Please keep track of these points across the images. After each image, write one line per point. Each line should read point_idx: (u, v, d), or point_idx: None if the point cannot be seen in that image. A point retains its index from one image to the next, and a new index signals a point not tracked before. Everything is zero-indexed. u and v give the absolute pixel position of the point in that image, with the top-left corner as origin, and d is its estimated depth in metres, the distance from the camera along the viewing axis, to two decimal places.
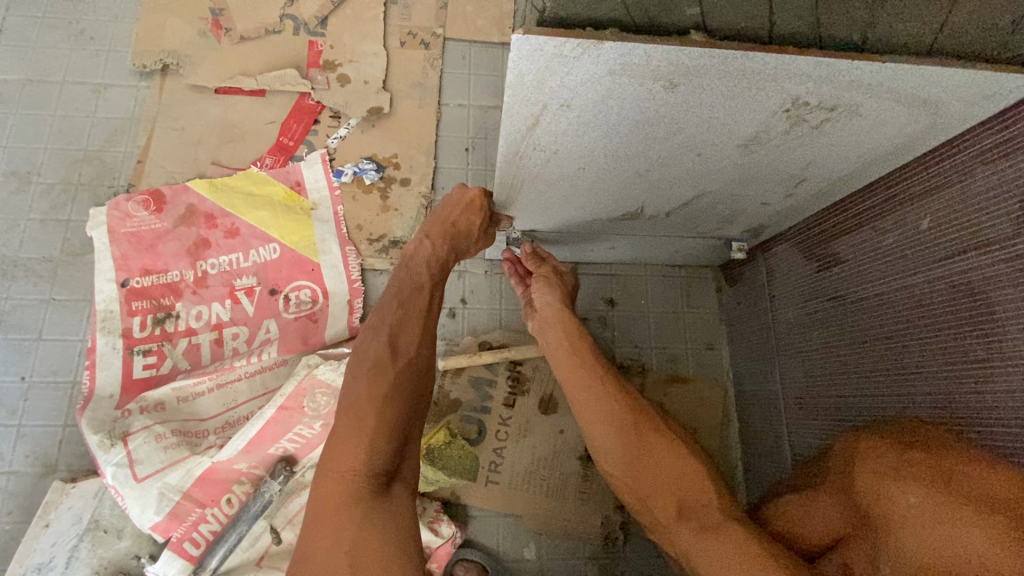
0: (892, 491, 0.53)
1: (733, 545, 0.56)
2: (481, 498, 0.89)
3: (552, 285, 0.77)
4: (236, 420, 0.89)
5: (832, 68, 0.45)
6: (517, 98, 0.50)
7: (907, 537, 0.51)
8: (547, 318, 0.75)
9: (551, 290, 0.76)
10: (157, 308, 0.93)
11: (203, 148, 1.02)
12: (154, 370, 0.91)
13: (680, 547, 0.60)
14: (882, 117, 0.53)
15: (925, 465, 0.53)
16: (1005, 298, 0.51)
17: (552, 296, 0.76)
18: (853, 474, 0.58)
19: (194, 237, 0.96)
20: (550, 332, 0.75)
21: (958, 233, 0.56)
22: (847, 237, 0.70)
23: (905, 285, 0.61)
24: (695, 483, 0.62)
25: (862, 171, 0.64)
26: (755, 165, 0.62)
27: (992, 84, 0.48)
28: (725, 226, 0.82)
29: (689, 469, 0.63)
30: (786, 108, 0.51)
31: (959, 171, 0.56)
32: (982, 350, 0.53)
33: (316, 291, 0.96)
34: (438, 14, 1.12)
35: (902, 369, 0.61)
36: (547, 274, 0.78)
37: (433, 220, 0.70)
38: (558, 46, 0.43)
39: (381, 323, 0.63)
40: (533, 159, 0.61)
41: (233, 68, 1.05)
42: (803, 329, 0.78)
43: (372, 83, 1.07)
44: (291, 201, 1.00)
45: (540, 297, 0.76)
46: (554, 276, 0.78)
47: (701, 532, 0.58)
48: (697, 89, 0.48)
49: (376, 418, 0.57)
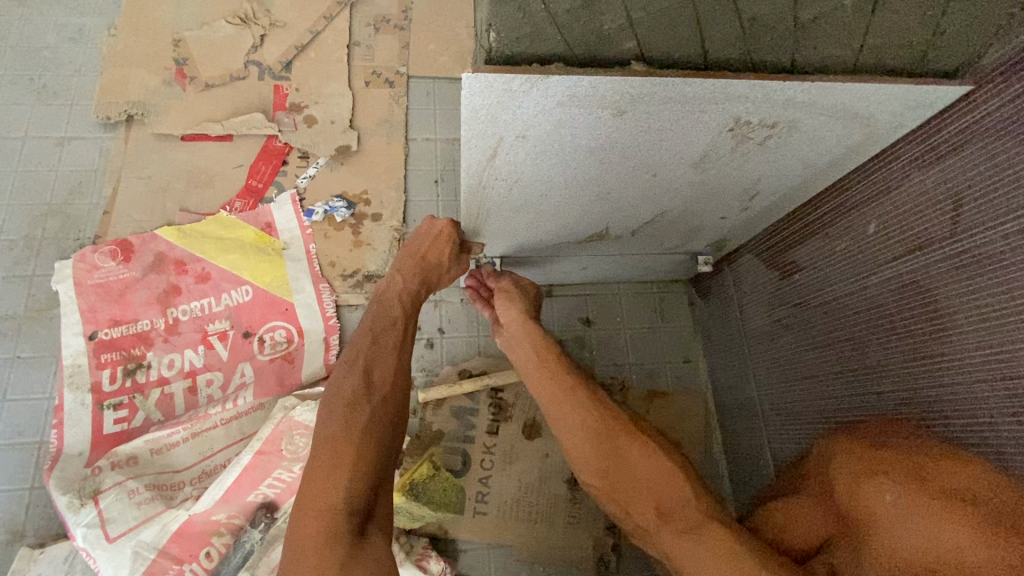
0: (869, 491, 0.55)
1: (714, 543, 0.56)
2: (469, 531, 0.88)
3: (516, 300, 0.77)
4: (212, 469, 0.86)
5: (766, 88, 0.48)
6: (473, 132, 0.52)
7: (887, 535, 0.52)
8: (513, 334, 0.76)
9: (516, 301, 0.77)
10: (127, 359, 0.91)
11: (171, 196, 1.02)
12: (126, 424, 0.88)
13: (663, 549, 0.61)
14: (820, 132, 0.56)
15: (898, 463, 0.55)
16: (950, 293, 0.54)
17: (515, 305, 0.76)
18: (833, 479, 0.60)
19: (164, 284, 0.95)
20: (518, 348, 0.75)
21: (902, 236, 0.59)
22: (804, 245, 0.73)
23: (860, 288, 0.64)
24: (673, 482, 0.62)
25: (811, 181, 0.67)
26: (709, 182, 0.65)
27: (915, 96, 0.51)
28: (689, 241, 0.85)
29: (664, 468, 0.63)
30: (730, 127, 0.53)
31: (896, 177, 0.59)
32: (934, 345, 0.56)
33: (291, 331, 0.95)
34: (401, 54, 1.15)
35: (866, 369, 0.64)
36: (509, 289, 0.78)
37: (404, 256, 0.71)
38: (506, 82, 0.45)
39: (354, 358, 0.62)
40: (496, 189, 0.63)
41: (199, 115, 1.06)
42: (772, 336, 0.80)
43: (338, 122, 1.09)
44: (262, 241, 1.00)
45: (505, 313, 0.76)
46: (516, 290, 0.78)
47: (684, 533, 0.59)
48: (644, 115, 0.50)
49: (354, 455, 0.56)
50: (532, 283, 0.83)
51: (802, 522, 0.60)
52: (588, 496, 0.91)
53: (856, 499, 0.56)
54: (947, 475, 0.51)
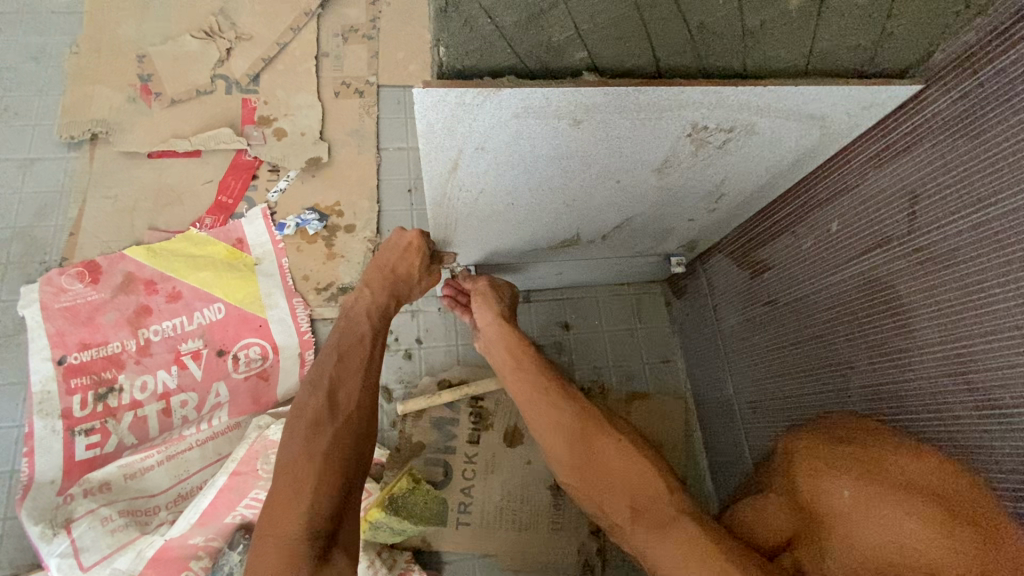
0: (828, 486, 0.57)
1: (685, 539, 0.57)
2: (452, 543, 0.87)
3: (491, 303, 0.75)
4: (189, 492, 0.84)
5: (720, 95, 0.48)
6: (431, 145, 0.51)
7: (848, 529, 0.54)
8: (491, 337, 0.75)
9: (490, 305, 0.75)
10: (98, 383, 0.90)
11: (139, 214, 1.00)
12: (98, 449, 0.87)
13: (637, 546, 0.61)
14: (778, 134, 0.56)
15: (855, 456, 0.57)
16: (910, 289, 0.54)
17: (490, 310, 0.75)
18: (796, 476, 0.62)
19: (134, 305, 0.94)
20: (497, 351, 0.75)
21: (863, 233, 0.59)
22: (772, 244, 0.73)
23: (826, 286, 0.65)
24: (646, 479, 0.62)
25: (774, 181, 0.68)
26: (674, 186, 0.65)
27: (866, 97, 0.52)
28: (661, 243, 0.86)
29: (635, 465, 0.63)
30: (687, 133, 0.53)
31: (855, 175, 0.60)
32: (896, 340, 0.56)
33: (266, 348, 0.94)
34: (370, 63, 1.14)
35: (834, 365, 0.64)
36: (483, 291, 0.76)
37: (372, 269, 0.70)
38: (459, 96, 0.44)
39: (320, 376, 0.61)
40: (460, 200, 0.63)
41: (166, 131, 1.05)
42: (745, 335, 0.81)
43: (309, 134, 1.08)
44: (233, 258, 0.99)
45: (481, 317, 0.75)
46: (490, 292, 0.76)
47: (657, 529, 0.59)
48: (600, 124, 0.50)
49: (316, 478, 0.55)
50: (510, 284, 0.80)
51: (770, 517, 0.61)
52: (571, 501, 0.91)
53: (816, 493, 0.58)
54: (900, 467, 0.53)
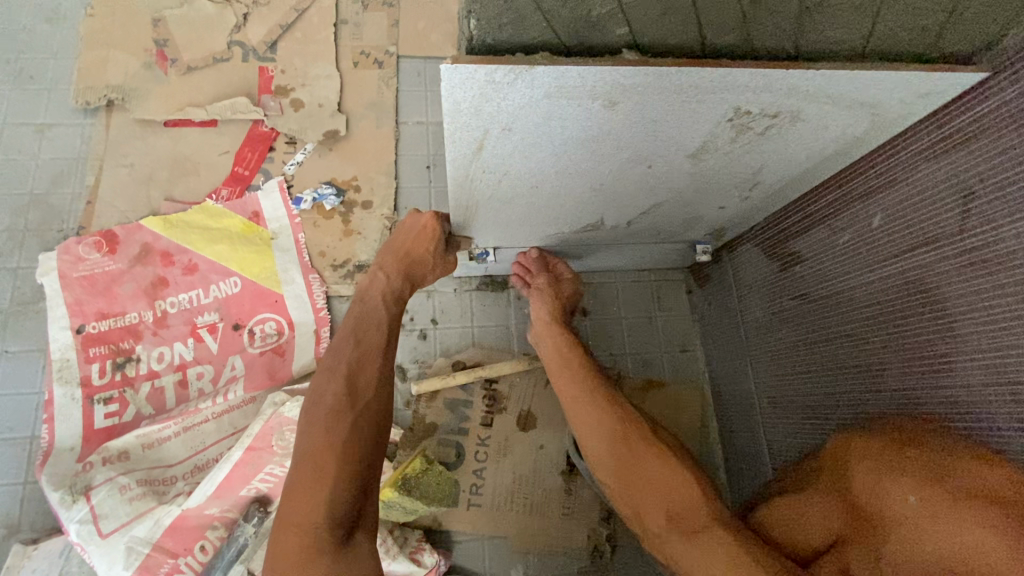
0: (888, 488, 0.54)
1: (718, 547, 0.56)
2: (464, 523, 0.87)
3: (551, 302, 0.81)
4: (205, 464, 0.85)
5: (769, 78, 0.45)
6: (456, 125, 0.49)
7: (908, 535, 0.51)
8: (541, 329, 0.80)
9: (548, 302, 0.81)
10: (116, 353, 0.90)
11: (155, 185, 0.99)
12: (117, 419, 0.87)
13: (670, 552, 0.61)
14: (825, 122, 0.53)
15: (918, 458, 0.53)
16: (959, 293, 0.51)
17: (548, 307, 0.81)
18: (849, 472, 0.58)
19: (151, 276, 0.93)
20: (546, 343, 0.79)
21: (909, 230, 0.56)
22: (806, 236, 0.70)
23: (864, 283, 0.62)
24: (684, 488, 0.62)
25: (814, 171, 0.64)
26: (707, 172, 0.62)
27: (928, 84, 0.48)
28: (687, 230, 0.83)
29: (673, 474, 0.64)
30: (729, 117, 0.50)
31: (905, 168, 0.56)
32: (940, 345, 0.54)
33: (282, 323, 0.94)
34: (390, 32, 1.10)
35: (869, 366, 0.62)
36: (542, 287, 0.82)
37: (387, 254, 0.70)
38: (489, 73, 0.42)
39: (337, 363, 0.61)
40: (483, 182, 0.60)
41: (182, 99, 1.03)
42: (772, 328, 0.78)
43: (326, 106, 1.05)
44: (249, 231, 0.98)
45: (535, 309, 0.81)
46: (548, 289, 0.82)
47: (692, 538, 0.59)
48: (636, 106, 0.47)
49: (336, 467, 0.55)
50: (573, 280, 0.85)
51: (811, 519, 0.58)
52: (583, 486, 0.91)
53: (873, 494, 0.55)
54: (970, 472, 0.49)
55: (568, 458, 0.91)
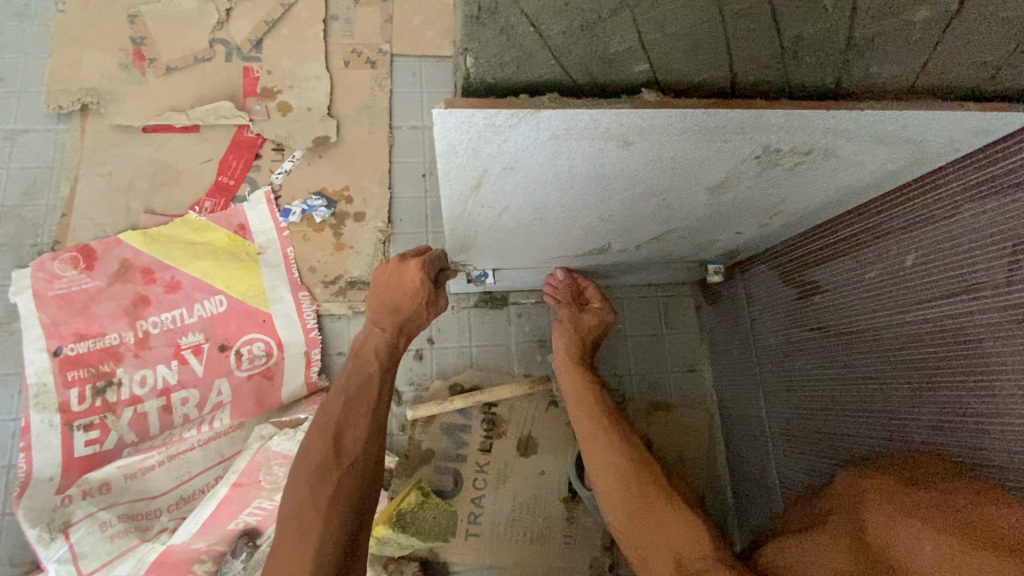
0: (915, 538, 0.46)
1: None
2: (461, 554, 0.84)
3: (574, 335, 0.77)
4: (191, 495, 0.82)
5: (805, 118, 0.40)
6: (452, 165, 0.43)
7: None
8: (561, 360, 0.76)
9: (570, 335, 0.77)
10: (96, 376, 0.86)
11: (135, 195, 0.93)
12: (98, 446, 0.83)
13: None
14: (862, 158, 0.47)
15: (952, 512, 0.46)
16: (1000, 349, 0.47)
17: (569, 340, 0.77)
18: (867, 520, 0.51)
19: (131, 295, 0.89)
20: (566, 374, 0.75)
21: (945, 274, 0.51)
22: (826, 266, 0.66)
23: (891, 324, 0.57)
24: (688, 531, 0.57)
25: (842, 200, 0.59)
26: (726, 204, 0.57)
27: (982, 123, 0.43)
28: (699, 252, 0.78)
29: (680, 517, 0.59)
30: (756, 155, 0.45)
31: (945, 206, 0.51)
32: (975, 403, 0.49)
33: (270, 344, 0.89)
34: (383, 28, 1.04)
35: (891, 413, 0.58)
36: (564, 319, 0.78)
37: (377, 310, 0.67)
38: (489, 117, 0.37)
39: (325, 418, 0.58)
40: (482, 215, 0.55)
41: (162, 103, 0.97)
42: (786, 358, 0.74)
43: (316, 109, 0.99)
44: (235, 246, 0.92)
45: (556, 340, 0.78)
46: (570, 322, 0.78)
47: None
48: (654, 146, 0.42)
49: (321, 533, 0.51)
50: (601, 309, 0.79)
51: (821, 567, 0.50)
52: (585, 514, 0.87)
53: (897, 545, 0.47)
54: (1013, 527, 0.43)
55: (570, 485, 0.88)
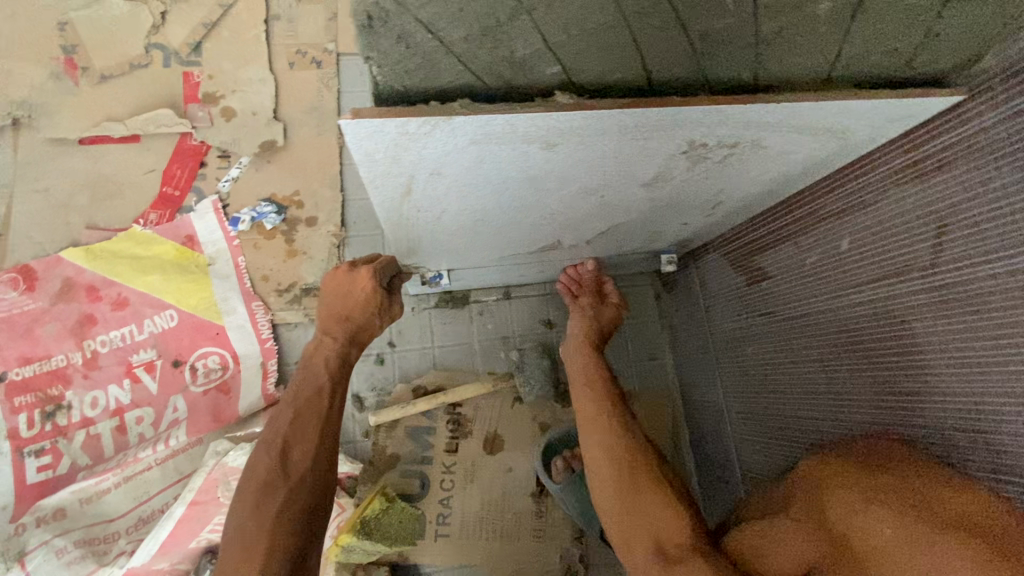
0: (865, 521, 0.46)
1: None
2: (431, 556, 0.84)
3: (592, 324, 0.75)
4: (149, 515, 0.80)
5: (723, 113, 0.40)
6: (375, 173, 0.43)
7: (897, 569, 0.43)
8: (573, 348, 0.74)
9: (590, 324, 0.75)
10: (44, 401, 0.83)
11: (75, 211, 0.90)
12: (50, 472, 0.81)
13: None
14: (789, 147, 0.48)
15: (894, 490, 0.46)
16: (928, 329, 0.48)
17: (589, 329, 0.75)
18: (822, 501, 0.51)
19: (76, 314, 0.86)
20: (577, 360, 0.72)
21: (878, 257, 0.52)
22: (772, 252, 0.66)
23: (832, 308, 0.58)
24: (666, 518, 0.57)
25: (780, 188, 0.60)
26: (665, 197, 0.57)
27: (899, 109, 0.43)
28: (651, 243, 0.78)
29: (663, 502, 0.58)
30: (683, 150, 0.45)
31: (874, 190, 0.52)
32: (908, 382, 0.50)
33: (226, 357, 0.87)
34: (328, 27, 1.01)
35: (835, 394, 0.59)
36: (585, 308, 0.77)
37: (328, 319, 0.66)
38: (400, 125, 0.36)
39: (273, 434, 0.58)
40: (420, 219, 0.54)
41: (99, 113, 0.93)
42: (740, 343, 0.75)
43: (261, 113, 0.96)
44: (183, 258, 0.90)
45: (574, 327, 0.76)
46: (591, 312, 0.76)
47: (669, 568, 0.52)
48: (577, 146, 0.42)
49: (265, 551, 0.50)
50: (619, 303, 0.78)
51: (780, 553, 0.50)
52: (554, 507, 0.88)
53: (851, 525, 0.47)
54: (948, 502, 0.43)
55: (537, 479, 0.88)
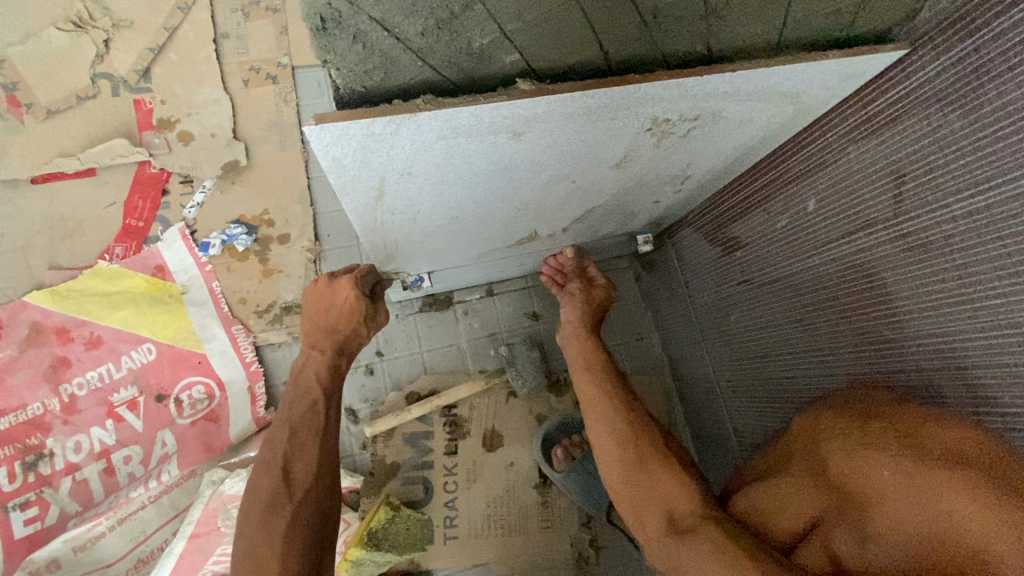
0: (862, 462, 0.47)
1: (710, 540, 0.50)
2: (442, 559, 0.84)
3: (585, 308, 0.76)
4: (149, 555, 0.78)
5: (682, 86, 0.40)
6: (346, 178, 0.42)
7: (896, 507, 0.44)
8: (569, 334, 0.75)
9: (581, 309, 0.75)
10: (24, 451, 0.80)
11: (35, 252, 0.87)
12: (39, 524, 0.78)
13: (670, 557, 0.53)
14: (749, 115, 0.49)
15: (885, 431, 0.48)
16: (898, 277, 0.50)
17: (581, 314, 0.75)
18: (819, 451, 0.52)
19: (48, 358, 0.83)
20: (575, 346, 0.73)
21: (843, 214, 0.54)
22: (742, 221, 0.68)
23: (805, 268, 0.60)
24: (675, 488, 0.57)
25: (744, 157, 0.61)
26: (635, 176, 0.58)
27: (848, 68, 0.45)
28: (627, 224, 0.79)
29: (670, 474, 0.59)
30: (648, 127, 0.46)
31: (833, 151, 0.54)
32: (884, 329, 0.52)
33: (210, 386, 0.86)
34: (279, 40, 0.99)
35: (817, 350, 0.61)
36: (575, 292, 0.77)
37: (315, 331, 0.65)
38: (366, 127, 0.35)
39: (271, 454, 0.57)
40: (396, 222, 0.54)
41: (50, 150, 0.90)
42: (721, 313, 0.77)
43: (220, 134, 0.94)
44: (155, 290, 0.88)
45: (567, 313, 0.76)
46: (582, 295, 0.76)
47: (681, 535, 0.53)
48: (545, 133, 0.42)
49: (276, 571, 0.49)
50: (607, 285, 0.79)
51: (789, 506, 0.51)
52: (558, 496, 0.88)
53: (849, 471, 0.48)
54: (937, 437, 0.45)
55: (539, 470, 0.88)
